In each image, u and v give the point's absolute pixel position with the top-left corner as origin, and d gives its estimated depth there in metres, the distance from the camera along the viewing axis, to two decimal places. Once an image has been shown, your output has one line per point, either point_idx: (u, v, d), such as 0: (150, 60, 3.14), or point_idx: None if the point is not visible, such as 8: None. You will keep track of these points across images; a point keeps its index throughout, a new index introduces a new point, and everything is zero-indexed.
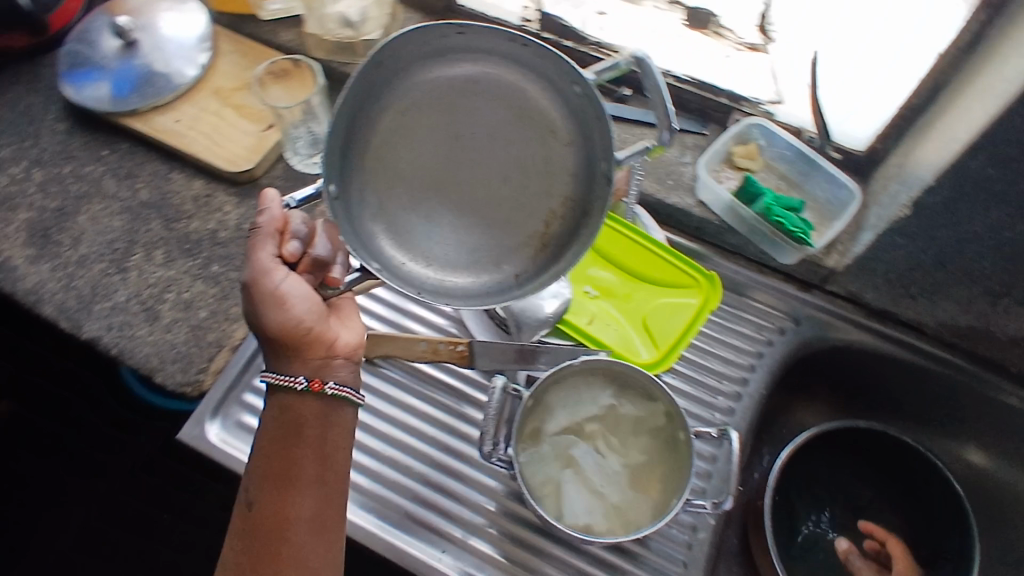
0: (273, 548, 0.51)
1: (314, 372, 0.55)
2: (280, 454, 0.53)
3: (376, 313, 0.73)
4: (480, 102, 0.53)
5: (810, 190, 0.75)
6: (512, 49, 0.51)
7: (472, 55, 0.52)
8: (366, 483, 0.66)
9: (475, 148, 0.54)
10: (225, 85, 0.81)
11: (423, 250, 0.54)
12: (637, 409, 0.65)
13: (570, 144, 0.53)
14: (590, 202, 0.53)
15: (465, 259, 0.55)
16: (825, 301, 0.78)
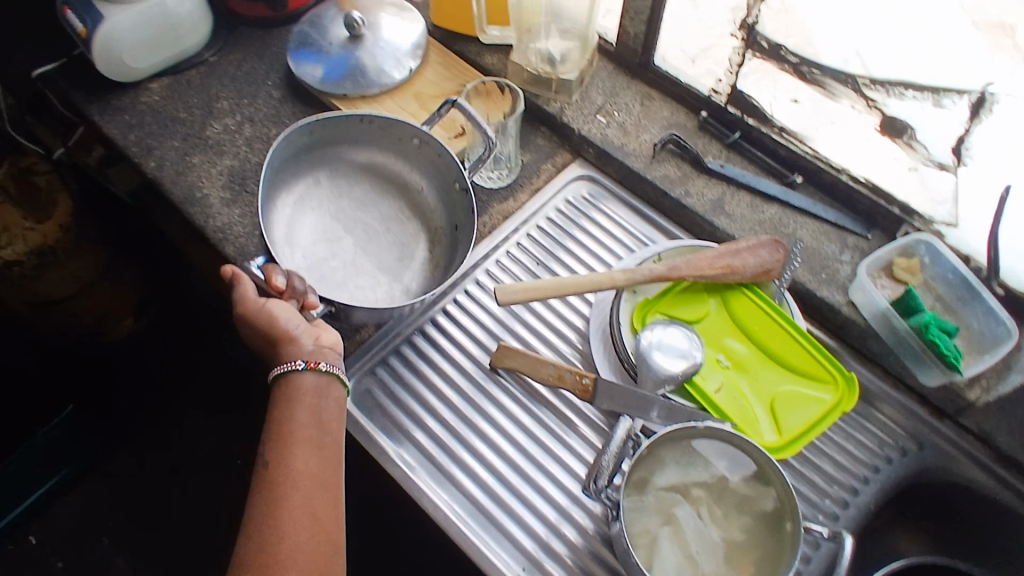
0: (278, 488, 0.55)
1: (310, 355, 0.63)
2: (284, 415, 0.60)
3: (510, 327, 0.77)
4: (373, 187, 0.81)
5: (964, 317, 0.74)
6: (383, 115, 0.77)
7: (379, 160, 0.81)
8: (467, 483, 0.69)
9: (357, 201, 0.79)
10: (427, 91, 0.88)
11: (291, 248, 0.74)
12: (748, 487, 0.65)
13: (433, 195, 0.80)
14: (456, 235, 0.78)
15: (324, 264, 0.74)
16: (956, 432, 0.75)
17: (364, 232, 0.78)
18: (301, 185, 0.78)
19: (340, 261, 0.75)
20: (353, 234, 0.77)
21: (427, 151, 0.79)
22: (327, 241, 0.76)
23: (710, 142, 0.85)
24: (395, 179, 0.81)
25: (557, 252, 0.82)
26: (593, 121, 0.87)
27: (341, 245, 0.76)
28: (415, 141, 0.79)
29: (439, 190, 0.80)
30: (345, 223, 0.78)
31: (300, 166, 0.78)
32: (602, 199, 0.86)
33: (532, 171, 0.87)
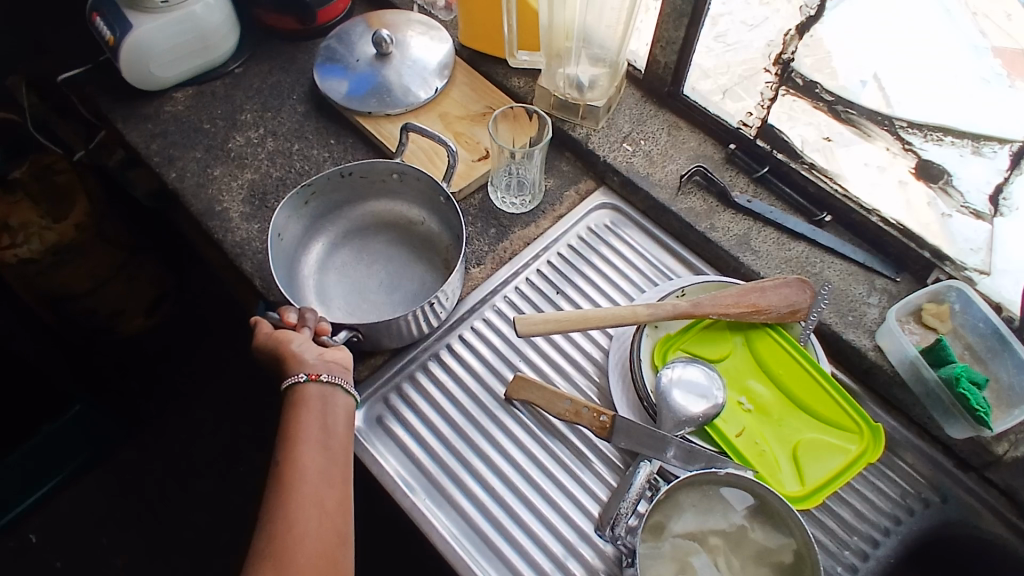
0: (285, 490, 0.53)
1: (313, 369, 0.61)
2: (292, 420, 0.58)
3: (527, 357, 0.75)
4: (370, 223, 0.78)
5: (993, 369, 0.72)
6: (361, 163, 0.73)
7: (365, 196, 0.78)
8: (476, 517, 0.67)
9: (377, 253, 0.76)
10: (452, 111, 0.87)
11: (327, 307, 0.72)
12: (767, 537, 0.63)
13: (435, 220, 0.77)
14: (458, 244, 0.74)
15: (362, 308, 0.73)
16: (982, 486, 0.73)
17: (383, 264, 0.76)
18: (307, 249, 0.75)
19: (373, 295, 0.74)
20: (370, 274, 0.75)
21: (410, 181, 0.75)
22: (347, 286, 0.74)
23: (736, 176, 0.84)
24: (387, 209, 0.78)
25: (577, 281, 0.81)
26: (619, 149, 0.86)
27: (368, 282, 0.75)
28: (395, 176, 0.75)
29: (435, 211, 0.77)
30: (364, 263, 0.76)
31: (310, 225, 0.75)
32: (625, 229, 0.85)
33: (555, 197, 0.85)
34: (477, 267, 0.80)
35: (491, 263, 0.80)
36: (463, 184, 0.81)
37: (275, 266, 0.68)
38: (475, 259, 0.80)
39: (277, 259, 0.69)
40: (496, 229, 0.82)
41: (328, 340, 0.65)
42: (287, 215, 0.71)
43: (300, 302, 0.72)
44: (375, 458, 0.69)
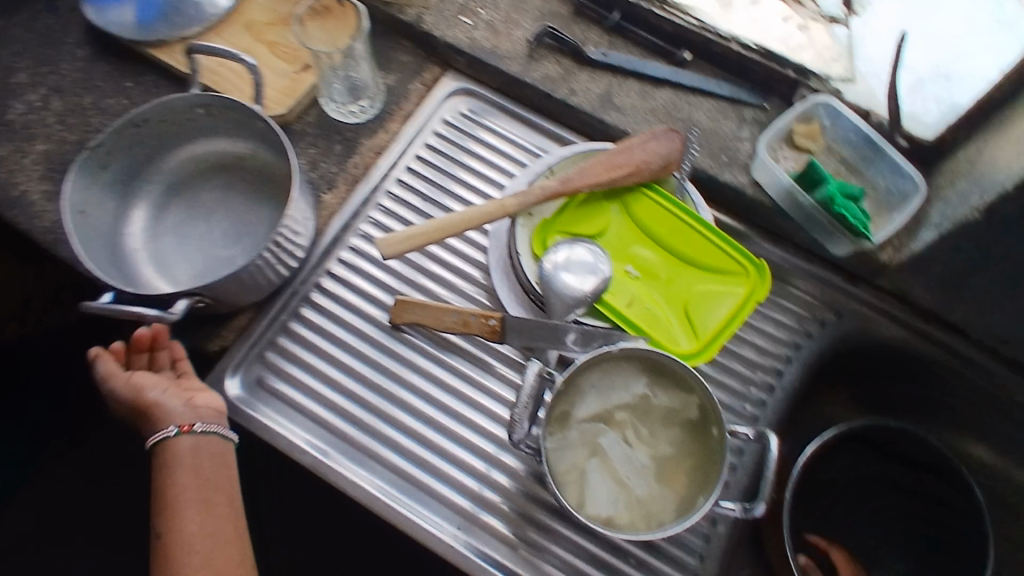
0: (168, 566, 0.57)
1: (185, 418, 0.60)
2: (165, 482, 0.59)
3: (404, 277, 0.71)
4: (195, 171, 0.70)
5: (869, 178, 0.71)
6: (154, 109, 0.63)
7: (179, 142, 0.68)
8: (378, 448, 0.65)
9: (212, 202, 0.69)
10: (259, 19, 0.76)
11: (170, 275, 0.65)
12: (671, 399, 0.63)
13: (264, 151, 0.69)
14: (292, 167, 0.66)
15: (208, 267, 0.65)
16: (873, 295, 0.74)
17: (221, 213, 0.68)
18: (129, 217, 0.67)
19: (217, 249, 0.67)
20: (211, 227, 0.68)
21: (220, 113, 0.66)
22: (188, 246, 0.67)
23: (587, 28, 0.77)
24: (209, 152, 0.70)
25: (442, 183, 0.75)
26: (457, 25, 0.77)
27: (210, 238, 0.67)
28: (201, 111, 0.66)
29: (261, 139, 0.68)
30: (200, 217, 0.68)
31: (125, 191, 0.67)
32: (484, 113, 0.78)
33: (399, 94, 0.77)
34: (329, 193, 0.72)
35: (343, 185, 0.73)
36: (288, 102, 0.72)
37: (87, 247, 0.60)
38: (325, 184, 0.72)
39: (87, 237, 0.61)
40: (341, 145, 0.74)
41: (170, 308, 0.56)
42: (87, 187, 0.62)
43: (136, 278, 0.64)
44: (262, 422, 0.65)
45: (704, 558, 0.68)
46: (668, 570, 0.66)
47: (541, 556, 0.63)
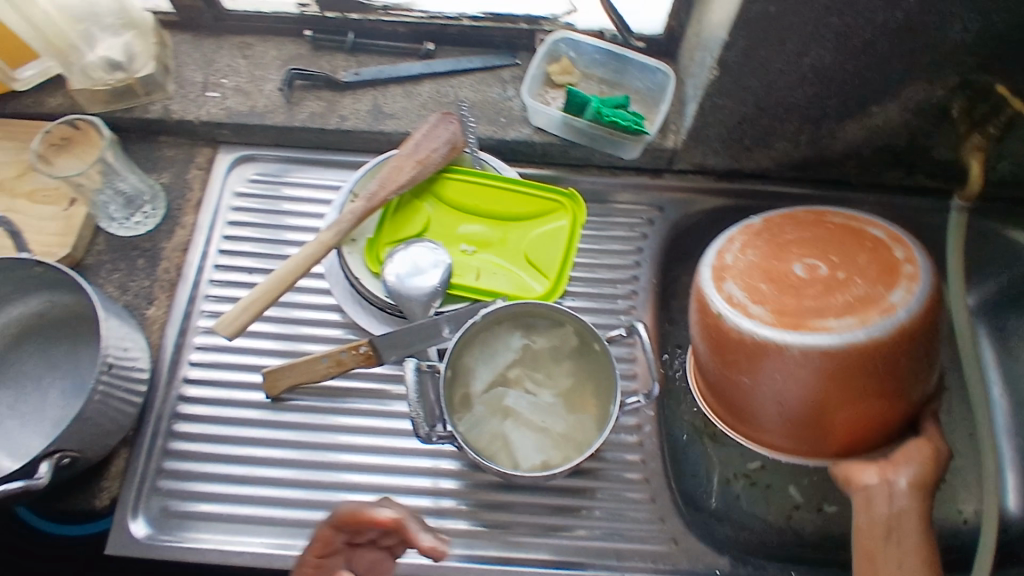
0: None
1: None
2: None
3: (264, 348, 0.70)
4: (5, 346, 0.68)
5: (628, 83, 0.78)
6: None
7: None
8: (293, 494, 0.65)
9: (20, 369, 0.68)
10: (5, 176, 0.73)
11: (20, 452, 0.64)
12: (549, 339, 0.67)
13: (32, 298, 0.69)
14: (33, 280, 0.66)
15: (56, 425, 0.65)
16: (679, 180, 0.81)
17: (46, 379, 0.68)
18: None
19: (35, 412, 0.66)
20: (20, 393, 0.67)
21: None
22: (17, 417, 0.66)
23: (333, 57, 0.79)
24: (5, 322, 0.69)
25: (272, 249, 0.74)
26: (206, 102, 0.76)
27: (48, 401, 0.67)
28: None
29: (42, 282, 0.67)
30: (12, 386, 0.67)
31: None
32: (268, 171, 0.78)
33: (180, 188, 0.76)
34: (153, 306, 0.70)
35: (163, 293, 0.71)
36: (66, 242, 0.69)
37: None
38: (145, 300, 0.70)
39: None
40: (144, 257, 0.72)
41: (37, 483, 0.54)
42: None
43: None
44: (191, 546, 0.63)
45: (649, 459, 0.70)
46: (620, 486, 0.69)
47: (509, 531, 0.66)
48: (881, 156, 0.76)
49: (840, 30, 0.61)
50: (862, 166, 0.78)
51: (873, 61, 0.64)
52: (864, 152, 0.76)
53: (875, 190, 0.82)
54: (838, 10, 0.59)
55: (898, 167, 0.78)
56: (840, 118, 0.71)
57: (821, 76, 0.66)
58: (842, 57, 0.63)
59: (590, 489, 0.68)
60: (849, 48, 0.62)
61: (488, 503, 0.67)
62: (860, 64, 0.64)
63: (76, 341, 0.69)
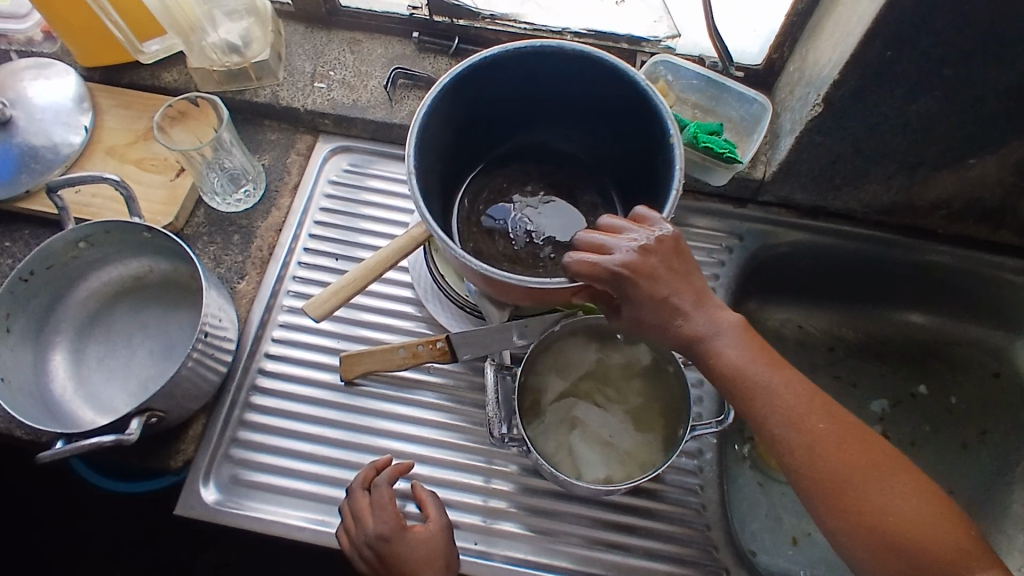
0: None
1: None
2: None
3: (342, 332, 0.72)
4: (103, 304, 0.72)
5: (724, 112, 0.78)
6: (37, 258, 0.64)
7: (71, 282, 0.70)
8: None
9: (115, 327, 0.71)
10: (120, 142, 0.78)
11: (109, 406, 0.67)
12: (622, 356, 0.68)
13: (135, 260, 0.72)
14: (141, 242, 0.70)
15: (145, 384, 0.68)
16: (762, 211, 0.81)
17: (138, 338, 0.71)
18: (50, 366, 0.68)
19: (125, 370, 0.69)
20: (115, 349, 0.70)
21: (101, 241, 0.68)
22: (110, 373, 0.69)
23: (435, 61, 0.82)
24: (105, 279, 0.72)
25: (359, 238, 0.76)
26: (313, 91, 0.80)
27: (138, 361, 0.70)
28: (83, 243, 0.67)
29: (147, 246, 0.70)
30: (107, 342, 0.71)
31: (24, 355, 0.66)
32: (362, 163, 0.81)
33: (278, 170, 0.79)
34: (243, 281, 0.73)
35: (253, 270, 0.74)
36: (171, 210, 0.73)
37: (27, 411, 0.60)
38: (236, 274, 0.73)
39: (14, 397, 0.61)
40: (239, 233, 0.75)
41: (127, 436, 0.57)
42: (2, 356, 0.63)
43: (77, 422, 0.65)
44: (253, 516, 0.64)
45: (706, 486, 0.70)
46: (674, 510, 0.69)
47: (561, 541, 0.66)
48: (972, 209, 0.76)
49: (953, 82, 0.60)
50: (951, 218, 0.77)
51: (981, 115, 0.63)
52: (955, 205, 0.75)
53: (958, 242, 0.80)
54: (954, 62, 0.58)
55: (988, 222, 0.77)
56: (937, 168, 0.70)
57: (925, 125, 0.65)
58: (950, 109, 0.63)
59: (645, 508, 0.69)
60: (958, 101, 0.62)
61: (540, 510, 0.67)
62: (967, 117, 0.63)
63: (169, 307, 0.72)
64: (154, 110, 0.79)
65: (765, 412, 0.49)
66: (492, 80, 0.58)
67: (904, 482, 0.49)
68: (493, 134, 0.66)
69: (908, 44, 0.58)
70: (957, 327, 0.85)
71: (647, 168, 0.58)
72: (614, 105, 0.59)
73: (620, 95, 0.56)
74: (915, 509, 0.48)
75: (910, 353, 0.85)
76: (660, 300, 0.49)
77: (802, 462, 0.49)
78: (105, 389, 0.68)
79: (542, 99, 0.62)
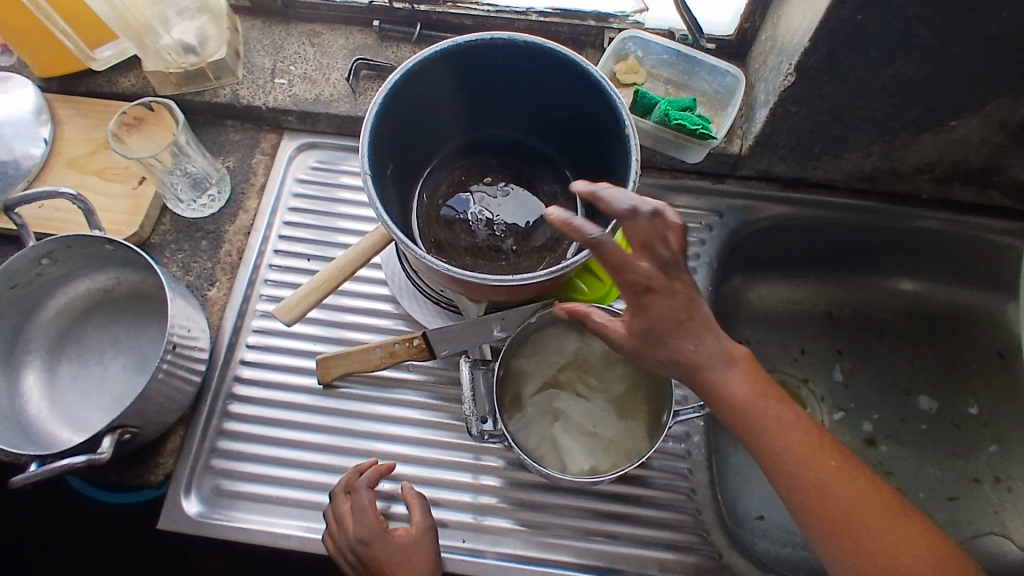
0: None
1: None
2: None
3: (318, 334, 0.71)
4: (72, 320, 0.70)
5: (697, 86, 0.76)
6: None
7: (37, 300, 0.68)
8: None
9: (86, 342, 0.70)
10: (79, 153, 0.76)
11: (84, 424, 0.66)
12: (603, 344, 0.67)
13: (101, 274, 0.71)
14: (106, 255, 0.68)
15: (120, 400, 0.67)
16: (742, 186, 0.80)
17: (111, 353, 0.70)
18: (21, 387, 0.67)
19: (99, 386, 0.68)
20: (87, 365, 0.69)
21: (64, 257, 0.66)
22: (83, 390, 0.68)
23: (398, 49, 0.80)
24: (72, 295, 0.70)
25: (331, 237, 0.75)
26: (275, 88, 0.77)
27: (111, 376, 0.69)
28: (45, 261, 0.65)
29: (111, 258, 0.69)
30: (78, 358, 0.69)
31: None
32: (329, 159, 0.79)
33: (244, 171, 0.77)
34: (214, 288, 0.71)
35: (224, 276, 0.72)
36: (135, 220, 0.71)
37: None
38: (206, 281, 0.72)
39: None
40: (208, 239, 0.73)
41: (98, 456, 0.56)
42: None
43: (54, 441, 0.64)
44: (238, 526, 0.63)
45: (696, 470, 0.69)
46: (664, 495, 0.68)
47: (551, 533, 0.66)
48: (956, 172, 0.74)
49: (929, 43, 0.58)
50: (935, 181, 0.76)
51: (960, 76, 0.61)
52: (939, 168, 0.73)
53: (943, 206, 0.79)
54: (928, 22, 0.56)
55: (972, 184, 0.75)
56: (918, 132, 0.68)
57: (902, 89, 0.63)
58: (927, 71, 0.61)
59: (634, 495, 0.68)
60: (935, 63, 0.60)
61: (528, 504, 0.67)
62: (945, 78, 0.61)
63: (140, 319, 0.71)
64: (113, 116, 0.77)
65: (773, 448, 0.49)
66: (449, 69, 0.58)
67: (902, 520, 0.50)
68: (452, 125, 0.67)
69: (880, 7, 0.55)
70: (945, 293, 0.84)
71: (605, 148, 0.60)
72: (565, 94, 0.60)
73: (572, 86, 0.58)
74: (915, 548, 0.48)
75: (898, 324, 0.85)
76: (673, 323, 0.48)
77: (810, 500, 0.49)
78: (80, 407, 0.67)
79: (494, 88, 0.63)
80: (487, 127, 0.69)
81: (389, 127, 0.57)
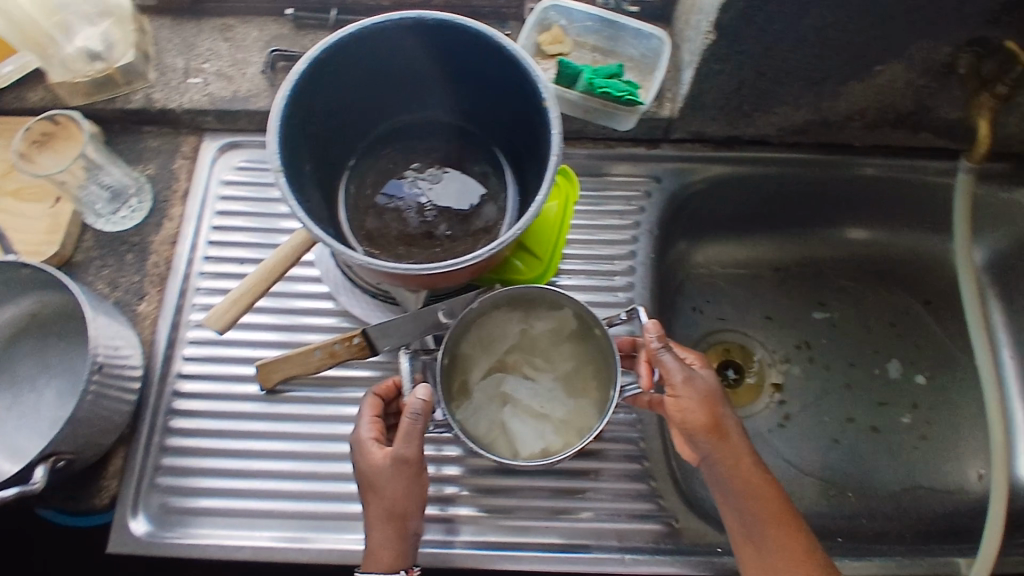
0: None
1: None
2: None
3: (256, 339, 0.69)
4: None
5: (623, 50, 0.74)
6: None
7: None
8: (296, 485, 0.65)
9: (15, 369, 0.68)
10: None
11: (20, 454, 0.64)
12: (548, 323, 0.66)
13: (22, 298, 0.68)
14: (23, 278, 0.66)
15: (55, 426, 0.65)
16: (677, 149, 0.78)
17: (42, 378, 0.67)
18: None
19: (33, 413, 0.66)
20: (18, 393, 0.67)
21: None
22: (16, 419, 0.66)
23: (315, 37, 0.77)
24: None
25: (261, 238, 0.73)
26: (189, 88, 0.74)
27: (45, 401, 0.67)
28: None
29: (30, 281, 0.66)
30: (9, 386, 0.67)
31: None
32: (254, 158, 0.76)
33: (166, 178, 0.74)
34: (143, 301, 0.69)
35: (153, 288, 0.70)
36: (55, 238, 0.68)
37: None
38: (135, 295, 0.69)
39: None
40: (133, 251, 0.71)
41: (29, 487, 0.54)
42: None
43: None
44: (190, 542, 0.62)
45: (650, 439, 0.69)
46: (620, 468, 0.68)
47: (509, 516, 0.66)
48: (887, 117, 0.73)
49: None
50: (867, 129, 0.75)
51: (876, 21, 0.60)
52: (869, 115, 0.73)
53: (879, 152, 0.78)
54: None
55: (905, 128, 0.75)
56: (843, 81, 0.68)
57: (821, 39, 0.62)
58: (842, 19, 0.60)
59: (590, 471, 0.68)
60: (849, 10, 0.59)
61: (484, 490, 0.66)
62: (861, 25, 0.60)
63: (68, 340, 0.68)
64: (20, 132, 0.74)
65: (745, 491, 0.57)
66: (358, 54, 0.56)
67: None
68: (372, 112, 0.65)
69: None
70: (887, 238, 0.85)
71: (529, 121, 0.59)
72: (481, 68, 0.59)
73: (489, 62, 0.57)
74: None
75: (849, 273, 0.86)
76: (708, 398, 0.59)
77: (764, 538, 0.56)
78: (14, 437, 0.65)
79: (408, 69, 0.61)
80: (409, 110, 0.67)
81: (300, 122, 0.55)
